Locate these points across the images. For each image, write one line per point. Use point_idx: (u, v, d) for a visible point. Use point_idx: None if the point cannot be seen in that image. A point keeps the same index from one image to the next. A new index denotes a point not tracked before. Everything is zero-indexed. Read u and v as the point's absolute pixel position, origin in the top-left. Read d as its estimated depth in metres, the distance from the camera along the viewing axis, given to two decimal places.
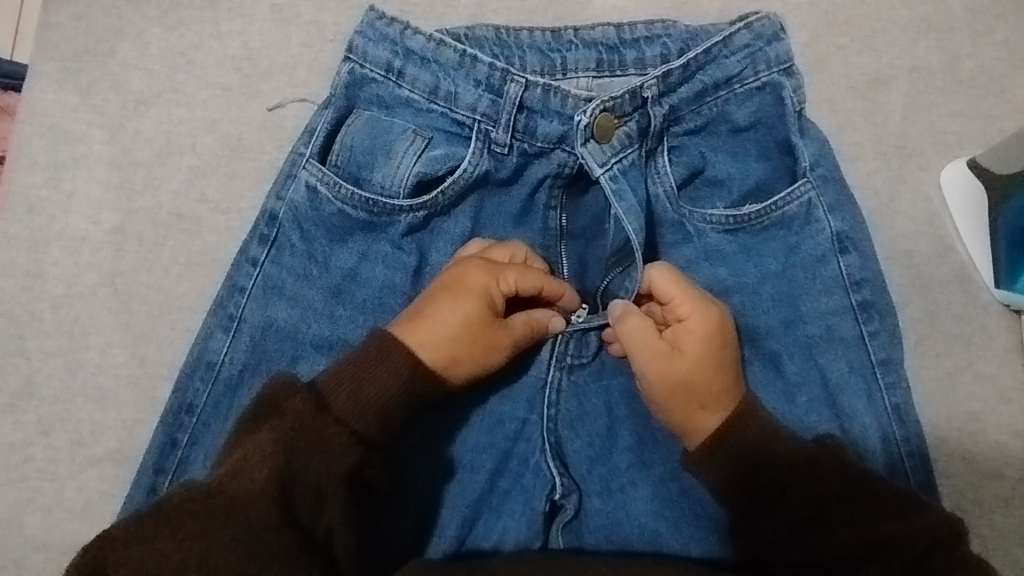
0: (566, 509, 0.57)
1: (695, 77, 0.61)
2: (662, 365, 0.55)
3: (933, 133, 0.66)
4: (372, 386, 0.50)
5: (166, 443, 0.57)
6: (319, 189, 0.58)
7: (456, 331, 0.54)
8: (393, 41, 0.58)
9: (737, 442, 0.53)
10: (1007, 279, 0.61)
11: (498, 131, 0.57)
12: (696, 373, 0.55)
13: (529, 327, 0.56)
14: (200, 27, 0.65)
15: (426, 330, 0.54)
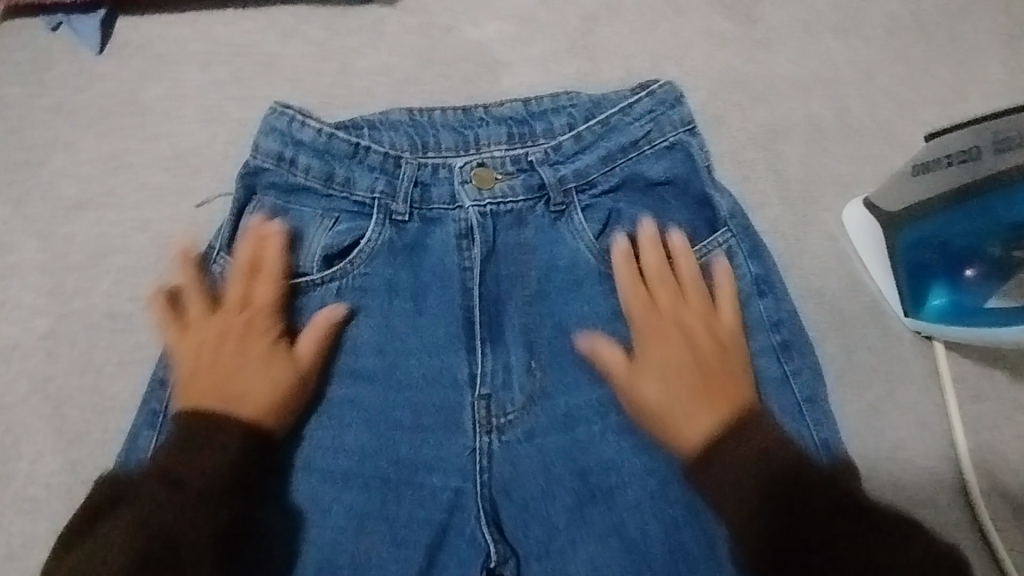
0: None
1: (596, 145, 0.67)
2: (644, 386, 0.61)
3: (831, 177, 0.70)
4: (186, 496, 0.54)
5: None
6: (231, 278, 0.61)
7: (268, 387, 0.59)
8: (283, 134, 0.64)
9: (737, 453, 0.57)
10: (913, 308, 0.64)
11: (397, 202, 0.64)
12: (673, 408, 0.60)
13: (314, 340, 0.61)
14: (131, 135, 0.69)
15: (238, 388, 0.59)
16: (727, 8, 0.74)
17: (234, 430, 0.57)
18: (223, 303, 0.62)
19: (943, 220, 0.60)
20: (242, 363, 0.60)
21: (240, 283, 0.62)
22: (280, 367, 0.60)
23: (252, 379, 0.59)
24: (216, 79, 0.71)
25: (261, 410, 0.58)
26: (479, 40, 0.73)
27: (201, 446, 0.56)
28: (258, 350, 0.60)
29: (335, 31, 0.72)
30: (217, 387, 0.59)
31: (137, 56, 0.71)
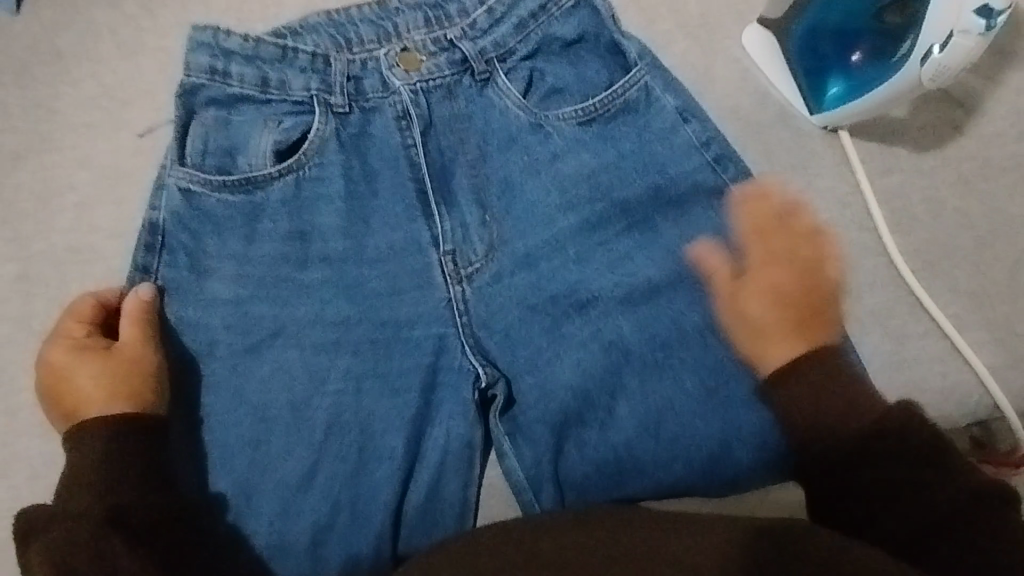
0: (498, 396, 0.63)
1: (508, 15, 0.71)
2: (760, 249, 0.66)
3: (725, 6, 0.75)
4: (120, 464, 0.56)
5: None
6: (191, 188, 0.65)
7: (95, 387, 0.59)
8: (212, 47, 0.67)
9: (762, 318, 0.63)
10: (816, 104, 0.70)
11: (335, 96, 0.68)
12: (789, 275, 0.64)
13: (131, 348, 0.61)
14: (55, 80, 0.69)
15: (82, 405, 0.59)
16: None
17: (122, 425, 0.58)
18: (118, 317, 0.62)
19: (817, 10, 0.68)
20: (81, 387, 0.60)
21: (62, 349, 0.61)
22: (124, 364, 0.60)
23: (87, 386, 0.59)
24: (128, 15, 0.71)
25: (114, 401, 0.59)
26: None
27: (111, 442, 0.57)
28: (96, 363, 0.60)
29: None
30: (90, 399, 0.59)
31: (47, 7, 0.71)
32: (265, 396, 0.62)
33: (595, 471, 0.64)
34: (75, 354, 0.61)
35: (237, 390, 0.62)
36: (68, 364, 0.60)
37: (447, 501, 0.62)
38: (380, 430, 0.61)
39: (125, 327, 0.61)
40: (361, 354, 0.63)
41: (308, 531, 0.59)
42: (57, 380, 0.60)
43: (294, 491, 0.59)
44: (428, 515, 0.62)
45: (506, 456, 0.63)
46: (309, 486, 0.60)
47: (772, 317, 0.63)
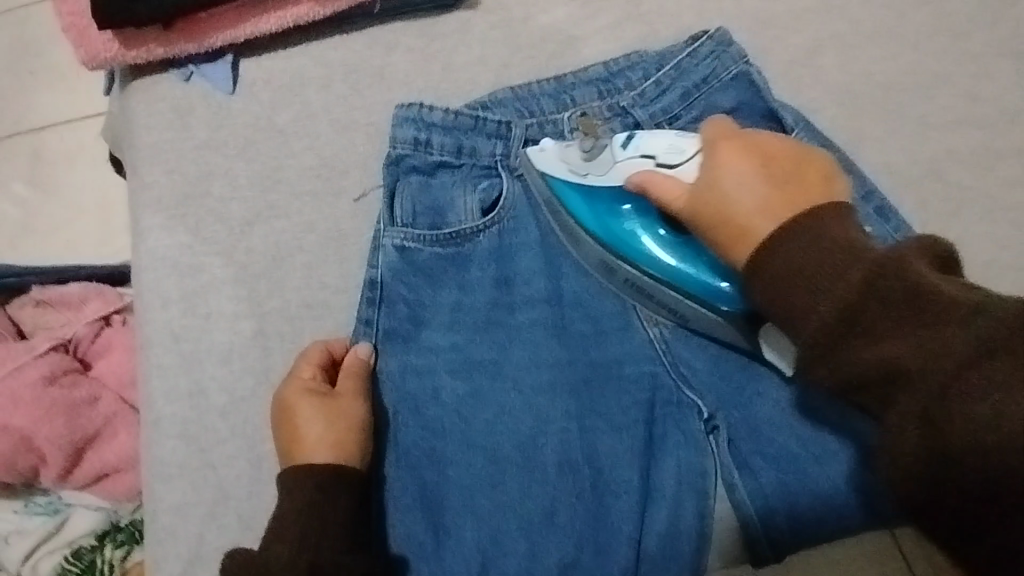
0: (719, 428, 0.68)
1: (673, 85, 0.78)
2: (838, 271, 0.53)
3: (863, 76, 0.83)
4: (335, 516, 0.60)
5: (400, 489, 0.65)
6: (406, 245, 0.70)
7: (322, 432, 0.62)
8: (417, 120, 0.73)
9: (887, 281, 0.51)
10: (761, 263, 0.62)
11: (514, 158, 0.74)
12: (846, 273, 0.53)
13: (353, 399, 0.64)
14: (277, 153, 0.76)
15: (301, 446, 0.62)
16: None
17: (337, 473, 0.61)
18: (344, 371, 0.66)
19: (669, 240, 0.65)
20: (304, 427, 0.63)
21: (293, 390, 0.64)
22: (347, 411, 0.64)
23: (314, 432, 0.62)
24: (338, 94, 0.79)
25: (332, 453, 0.62)
26: (552, 23, 0.84)
27: (327, 489, 0.60)
28: (321, 410, 0.64)
29: (430, 37, 0.82)
30: (307, 441, 0.62)
31: (262, 87, 0.78)
32: (494, 436, 0.66)
33: (817, 504, 0.66)
34: (304, 398, 0.64)
35: (465, 435, 0.66)
36: (294, 406, 0.64)
37: (687, 535, 0.66)
38: (609, 466, 0.67)
39: (349, 384, 0.65)
40: (586, 399, 0.68)
41: (555, 563, 0.64)
42: (287, 419, 0.63)
43: (538, 527, 0.65)
44: (666, 549, 0.66)
45: (734, 489, 0.67)
46: (552, 524, 0.65)
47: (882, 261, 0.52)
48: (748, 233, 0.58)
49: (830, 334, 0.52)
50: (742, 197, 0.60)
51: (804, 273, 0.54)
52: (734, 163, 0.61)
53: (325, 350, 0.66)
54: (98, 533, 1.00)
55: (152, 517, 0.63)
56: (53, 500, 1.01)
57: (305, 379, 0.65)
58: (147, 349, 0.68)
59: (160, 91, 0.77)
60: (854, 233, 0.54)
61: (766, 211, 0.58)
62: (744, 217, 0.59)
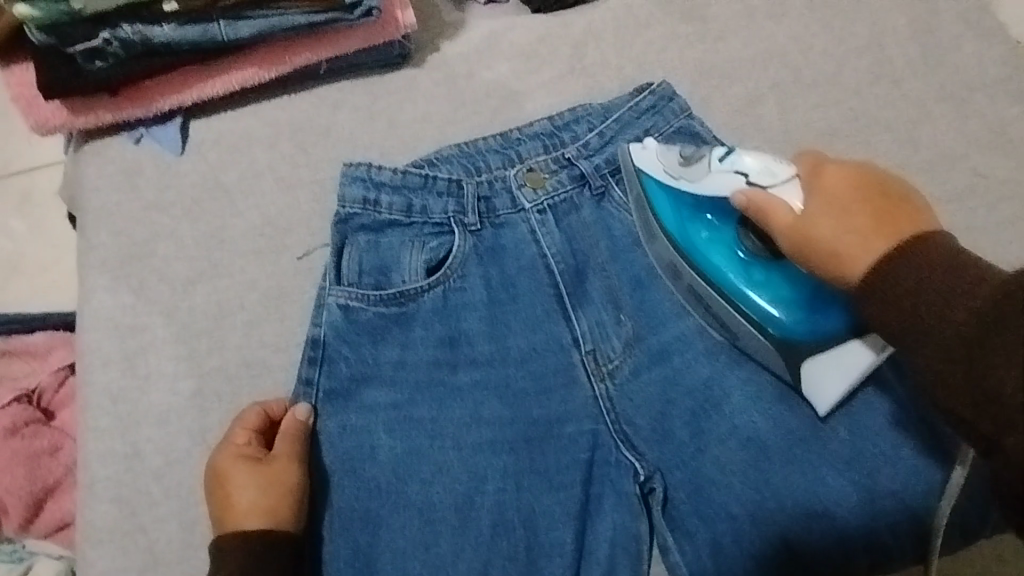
0: (656, 490, 0.68)
1: (617, 137, 0.80)
2: (853, 246, 0.60)
3: (804, 125, 0.84)
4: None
5: (331, 552, 0.65)
6: (350, 304, 0.71)
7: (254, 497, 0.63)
8: (365, 180, 0.75)
9: (908, 270, 0.56)
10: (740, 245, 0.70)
11: (468, 215, 0.75)
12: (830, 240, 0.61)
13: (288, 462, 0.65)
14: (222, 213, 0.77)
15: (235, 512, 0.63)
16: (684, 15, 0.89)
17: (268, 538, 0.62)
18: (280, 434, 0.66)
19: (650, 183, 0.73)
20: (238, 492, 0.63)
21: (227, 455, 0.65)
22: (280, 475, 0.64)
23: (246, 497, 0.63)
24: (283, 153, 0.80)
25: (267, 518, 0.62)
26: (497, 79, 0.86)
27: (257, 554, 0.61)
28: (255, 475, 0.64)
29: (376, 94, 0.84)
30: (240, 506, 0.63)
31: (210, 148, 0.80)
32: (430, 497, 0.66)
33: (751, 564, 0.66)
34: (238, 464, 0.64)
35: (401, 496, 0.66)
36: (228, 472, 0.64)
37: None
38: (545, 527, 0.67)
39: (285, 447, 0.65)
40: (525, 459, 0.69)
41: None
42: (220, 485, 0.64)
43: None
44: None
45: (669, 551, 0.68)
46: None
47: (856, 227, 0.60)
48: (847, 264, 0.60)
49: (936, 326, 0.53)
50: (839, 249, 0.60)
51: (935, 300, 0.54)
52: (814, 205, 0.63)
53: (262, 415, 0.67)
54: None
55: None
56: (17, 549, 0.97)
57: (240, 443, 0.66)
58: (87, 410, 0.69)
59: (111, 154, 0.79)
60: (836, 240, 0.61)
61: (868, 245, 0.59)
62: (845, 256, 0.60)
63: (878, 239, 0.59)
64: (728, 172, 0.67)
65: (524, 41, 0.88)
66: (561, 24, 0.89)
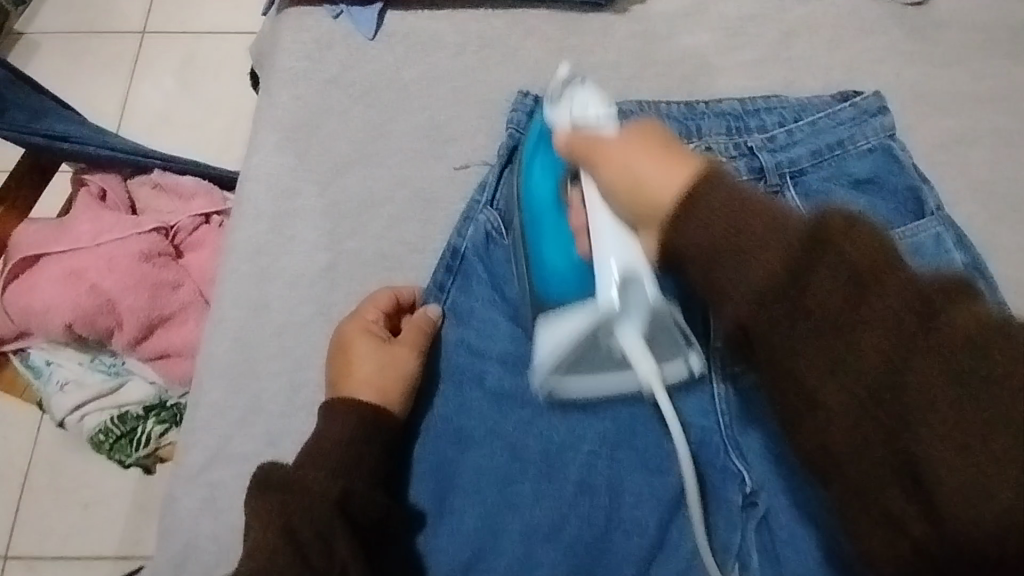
0: (756, 505, 0.65)
1: (805, 140, 0.76)
2: (662, 183, 0.53)
3: (1017, 181, 0.76)
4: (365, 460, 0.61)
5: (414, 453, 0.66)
6: (498, 228, 0.72)
7: (377, 373, 0.65)
8: (545, 109, 0.74)
9: (701, 220, 0.48)
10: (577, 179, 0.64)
11: None
12: (655, 183, 0.53)
13: (413, 349, 0.66)
14: (395, 105, 0.78)
15: (354, 381, 0.65)
16: (913, 31, 0.82)
17: (379, 416, 0.63)
18: (411, 320, 0.68)
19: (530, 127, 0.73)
20: (363, 362, 0.65)
21: (357, 326, 0.67)
22: (403, 358, 0.66)
23: (367, 370, 0.65)
24: (465, 65, 0.80)
25: (380, 397, 0.64)
26: (695, 46, 0.82)
27: (364, 429, 0.62)
28: (381, 351, 0.66)
29: (569, 30, 0.82)
30: (358, 376, 0.65)
31: (399, 42, 0.81)
32: (523, 438, 0.66)
33: None
34: (366, 335, 0.66)
35: (497, 426, 0.67)
36: (355, 339, 0.66)
37: None
38: (629, 503, 0.65)
39: (413, 335, 0.67)
40: (626, 431, 0.67)
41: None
42: (343, 353, 0.66)
43: (540, 539, 0.63)
44: None
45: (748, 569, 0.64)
46: (554, 538, 0.63)
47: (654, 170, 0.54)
48: (654, 207, 0.53)
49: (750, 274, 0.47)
50: (650, 181, 0.54)
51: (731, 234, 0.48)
52: (643, 163, 0.55)
53: (396, 296, 0.69)
54: (146, 404, 1.11)
55: (193, 404, 0.67)
56: (116, 363, 1.11)
57: (370, 315, 0.67)
58: (231, 252, 0.72)
59: (308, 22, 0.81)
60: (650, 177, 0.54)
61: (668, 180, 0.53)
62: (652, 201, 0.53)
63: (679, 175, 0.52)
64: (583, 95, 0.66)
65: (731, 15, 0.83)
66: (776, 7, 0.83)
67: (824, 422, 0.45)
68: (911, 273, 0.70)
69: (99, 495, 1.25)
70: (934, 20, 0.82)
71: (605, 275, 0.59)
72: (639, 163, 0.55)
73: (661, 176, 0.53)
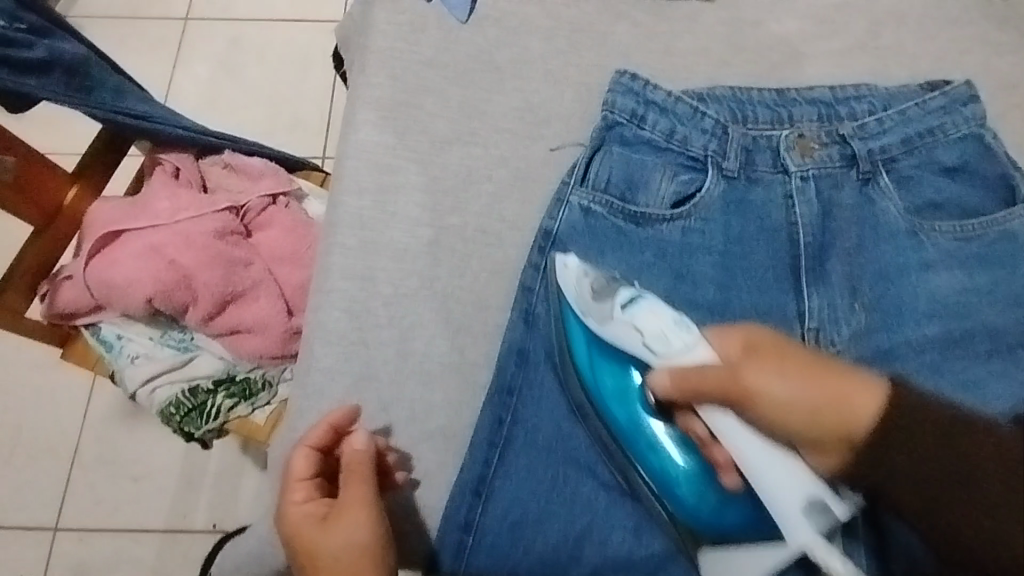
0: None
1: (898, 127, 0.74)
2: (802, 390, 0.50)
3: None
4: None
5: (495, 420, 0.68)
6: (594, 210, 0.73)
7: (353, 527, 0.59)
8: (638, 94, 0.75)
9: (781, 386, 0.50)
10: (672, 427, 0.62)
11: (728, 161, 0.74)
12: (773, 398, 0.50)
13: (354, 472, 0.62)
14: (490, 87, 0.80)
15: (332, 535, 0.59)
16: (1002, 23, 0.82)
17: (366, 569, 0.58)
18: (348, 464, 0.63)
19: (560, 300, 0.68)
20: (346, 508, 0.60)
21: (303, 457, 0.64)
22: (352, 510, 0.60)
23: (330, 538, 0.59)
24: (558, 49, 0.81)
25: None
26: (784, 34, 0.83)
27: (364, 574, 0.58)
28: (350, 492, 0.61)
29: (659, 16, 0.83)
30: (337, 532, 0.59)
31: (492, 25, 0.82)
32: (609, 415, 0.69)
33: None
34: (309, 469, 0.63)
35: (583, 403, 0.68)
36: (303, 470, 0.63)
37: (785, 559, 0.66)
38: None
39: (354, 490, 0.61)
40: None
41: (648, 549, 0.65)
42: (296, 531, 0.60)
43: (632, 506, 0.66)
44: None
45: None
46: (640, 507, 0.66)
47: (733, 356, 0.54)
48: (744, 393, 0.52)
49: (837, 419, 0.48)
50: (754, 387, 0.51)
51: (803, 390, 0.50)
52: (766, 380, 0.51)
53: (333, 434, 0.65)
54: (215, 379, 1.13)
55: (304, 372, 0.69)
56: (185, 338, 1.13)
57: (298, 462, 0.64)
58: (335, 227, 0.74)
59: (403, 5, 0.83)
60: (785, 397, 0.50)
61: (795, 396, 0.50)
62: (744, 393, 0.52)
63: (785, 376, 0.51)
64: (642, 313, 0.63)
65: (820, 4, 0.84)
66: None
67: (960, 490, 0.43)
68: (1003, 260, 0.71)
69: (161, 466, 1.29)
70: (1023, 13, 0.83)
71: (788, 515, 0.54)
72: (767, 386, 0.51)
73: (777, 381, 0.50)
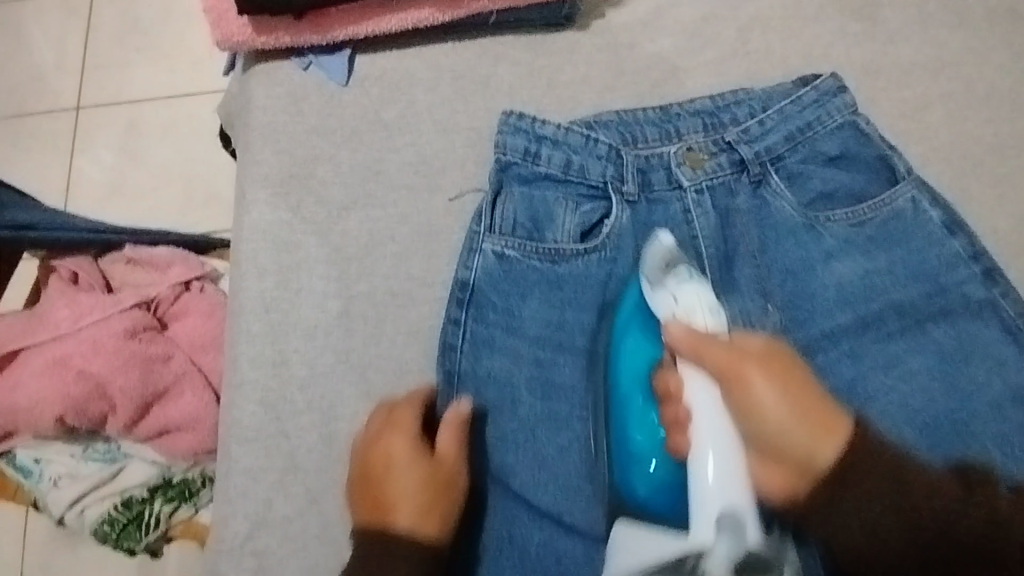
0: None
1: (778, 126, 0.76)
2: (739, 359, 0.58)
3: (973, 138, 0.82)
4: None
5: None
6: (504, 253, 0.72)
7: None
8: (528, 132, 0.75)
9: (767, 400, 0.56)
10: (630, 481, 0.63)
11: (627, 185, 0.75)
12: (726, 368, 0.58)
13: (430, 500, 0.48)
14: (380, 145, 0.79)
15: None
16: (856, 13, 0.87)
17: None
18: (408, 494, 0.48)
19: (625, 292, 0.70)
20: None
21: None
22: None
23: None
24: (443, 98, 0.81)
25: None
26: (659, 53, 0.85)
27: None
28: None
29: (537, 52, 0.84)
30: None
31: (373, 84, 0.81)
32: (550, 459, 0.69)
33: None
34: None
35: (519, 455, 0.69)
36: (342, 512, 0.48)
37: None
38: None
39: None
40: None
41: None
42: None
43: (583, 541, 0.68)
44: None
45: None
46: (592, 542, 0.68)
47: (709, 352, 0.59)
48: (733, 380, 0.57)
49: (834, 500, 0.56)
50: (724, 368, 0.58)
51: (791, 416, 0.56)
52: (722, 351, 0.58)
53: None
54: (150, 486, 1.06)
55: (227, 475, 0.66)
56: (111, 449, 1.05)
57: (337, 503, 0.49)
58: (239, 316, 0.71)
59: (279, 76, 0.80)
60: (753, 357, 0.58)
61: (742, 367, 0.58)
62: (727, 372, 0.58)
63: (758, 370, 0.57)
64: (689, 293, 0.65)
65: (687, 18, 0.87)
66: (727, 6, 0.87)
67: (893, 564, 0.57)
68: (896, 238, 0.73)
69: None
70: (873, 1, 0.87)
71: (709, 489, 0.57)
72: (714, 344, 0.59)
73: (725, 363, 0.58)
